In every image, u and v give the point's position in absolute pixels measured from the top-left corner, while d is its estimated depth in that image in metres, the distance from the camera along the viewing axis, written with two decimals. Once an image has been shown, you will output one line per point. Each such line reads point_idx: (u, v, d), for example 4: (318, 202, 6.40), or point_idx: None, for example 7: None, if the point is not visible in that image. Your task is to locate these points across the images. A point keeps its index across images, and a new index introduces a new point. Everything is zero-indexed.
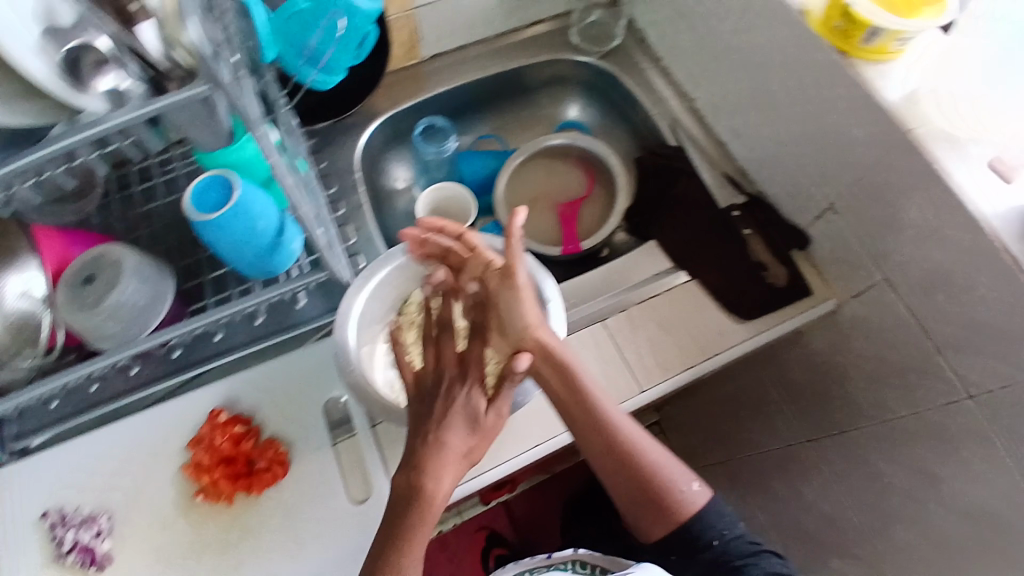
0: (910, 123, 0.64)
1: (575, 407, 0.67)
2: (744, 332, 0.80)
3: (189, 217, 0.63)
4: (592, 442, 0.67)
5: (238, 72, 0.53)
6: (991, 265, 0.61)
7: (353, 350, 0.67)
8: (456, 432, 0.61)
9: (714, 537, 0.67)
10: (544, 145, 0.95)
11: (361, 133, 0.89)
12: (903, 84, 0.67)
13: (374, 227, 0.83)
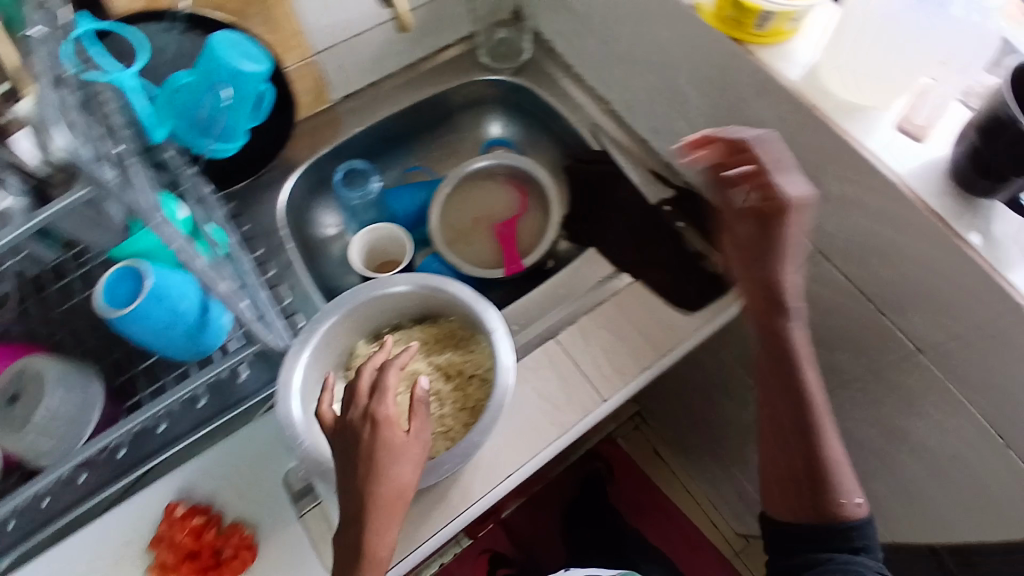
0: (812, 100, 0.65)
1: (772, 376, 0.70)
2: (695, 323, 0.80)
3: (104, 317, 0.61)
4: (771, 414, 0.70)
5: (124, 162, 0.54)
6: (915, 226, 0.62)
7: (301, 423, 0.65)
8: (401, 478, 0.58)
9: (860, 539, 0.66)
10: (470, 170, 0.93)
11: (282, 187, 0.87)
12: (804, 62, 0.67)
13: (308, 282, 0.81)
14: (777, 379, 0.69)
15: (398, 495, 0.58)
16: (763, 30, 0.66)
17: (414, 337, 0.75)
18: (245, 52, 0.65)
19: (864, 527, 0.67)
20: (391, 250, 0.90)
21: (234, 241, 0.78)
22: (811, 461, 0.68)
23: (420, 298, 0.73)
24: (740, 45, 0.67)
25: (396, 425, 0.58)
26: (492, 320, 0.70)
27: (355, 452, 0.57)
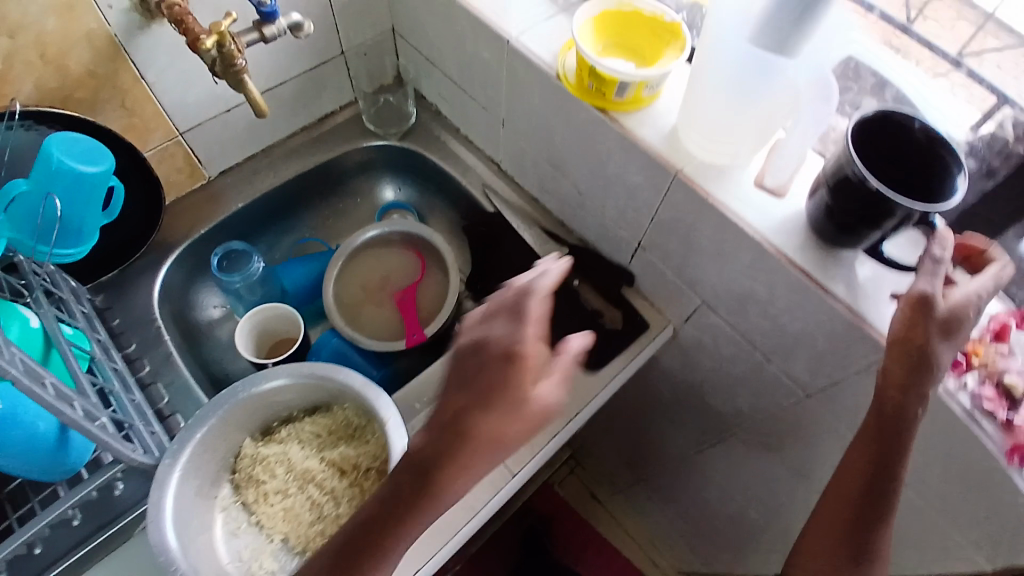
0: (676, 164, 0.67)
1: (882, 427, 0.54)
2: (597, 382, 0.80)
3: None
4: (853, 454, 0.57)
5: None
6: (785, 280, 0.64)
7: (177, 547, 0.59)
8: (515, 425, 0.45)
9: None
10: (361, 239, 0.91)
11: (154, 275, 0.80)
12: (664, 124, 0.69)
13: (189, 375, 0.76)
14: (885, 432, 0.54)
15: (493, 446, 0.45)
16: (625, 98, 0.67)
17: (306, 430, 0.71)
18: (86, 151, 0.61)
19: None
20: (282, 329, 0.86)
21: (101, 341, 0.72)
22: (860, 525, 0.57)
23: (305, 390, 0.70)
24: (604, 113, 0.68)
25: (531, 373, 0.46)
26: (382, 406, 0.66)
27: (469, 377, 0.46)
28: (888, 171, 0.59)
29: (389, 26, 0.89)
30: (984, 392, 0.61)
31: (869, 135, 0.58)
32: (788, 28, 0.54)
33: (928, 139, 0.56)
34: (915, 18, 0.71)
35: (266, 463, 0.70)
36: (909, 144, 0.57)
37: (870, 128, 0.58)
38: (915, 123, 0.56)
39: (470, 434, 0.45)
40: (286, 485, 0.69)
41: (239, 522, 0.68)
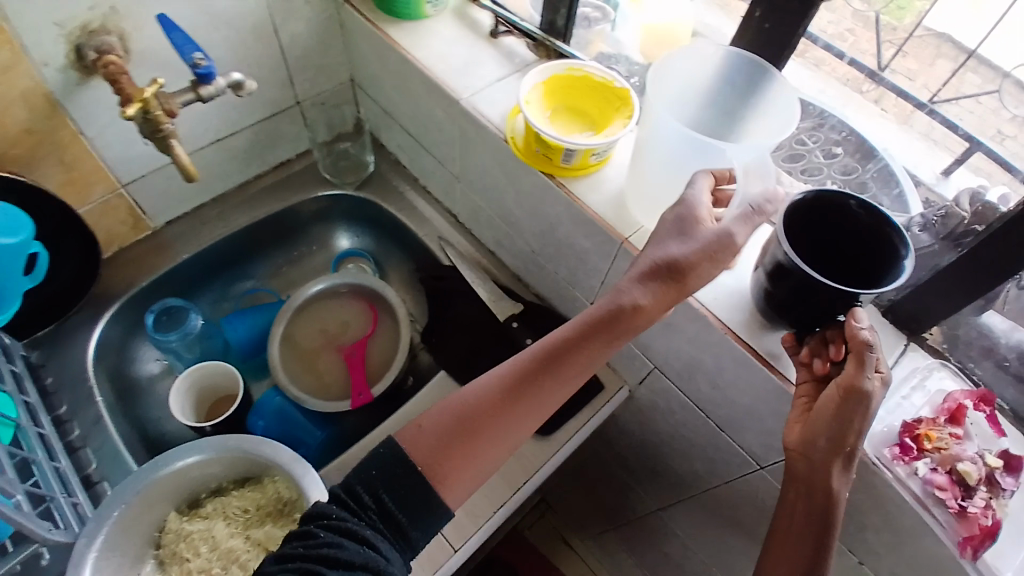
0: (621, 232, 0.64)
1: (802, 473, 0.54)
2: (547, 448, 0.77)
3: None
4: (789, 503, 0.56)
5: None
6: (731, 356, 0.62)
7: None
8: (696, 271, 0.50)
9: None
10: (310, 293, 0.89)
11: (90, 331, 0.77)
12: (612, 191, 0.66)
13: (119, 436, 0.73)
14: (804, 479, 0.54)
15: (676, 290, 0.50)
16: (573, 164, 0.65)
17: (232, 506, 0.69)
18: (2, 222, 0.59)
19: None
20: (224, 386, 0.84)
21: (28, 404, 0.69)
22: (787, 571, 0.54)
23: (232, 462, 0.69)
24: (551, 179, 0.66)
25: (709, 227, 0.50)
26: (311, 485, 0.64)
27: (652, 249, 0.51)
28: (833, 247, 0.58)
29: (348, 78, 0.89)
30: (932, 480, 0.59)
31: (809, 211, 0.56)
32: (732, 101, 0.59)
33: (869, 219, 0.54)
34: (889, 61, 0.64)
35: (190, 540, 0.68)
36: (850, 221, 0.56)
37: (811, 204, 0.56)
38: (852, 201, 0.55)
39: (684, 276, 0.49)
40: (209, 564, 0.67)
41: None
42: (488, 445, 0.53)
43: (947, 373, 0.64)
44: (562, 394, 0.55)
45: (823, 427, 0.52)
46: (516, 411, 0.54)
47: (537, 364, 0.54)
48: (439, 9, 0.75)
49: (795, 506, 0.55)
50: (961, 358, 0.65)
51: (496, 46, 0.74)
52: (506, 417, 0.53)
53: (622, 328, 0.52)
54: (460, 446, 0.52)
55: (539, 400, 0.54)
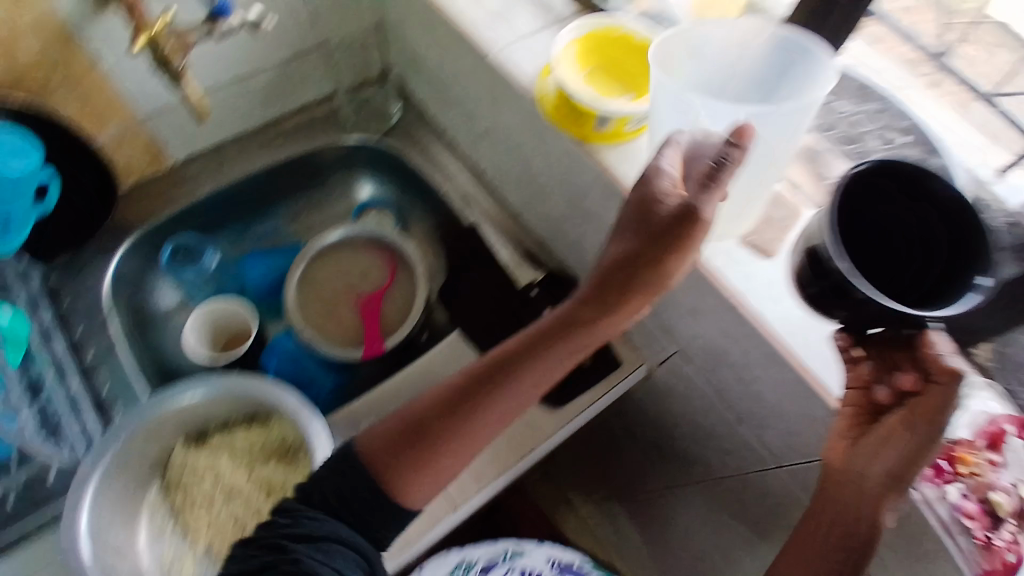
0: None
1: (849, 497, 0.52)
2: (558, 422, 0.75)
3: None
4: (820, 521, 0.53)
5: None
6: (760, 351, 0.58)
7: (91, 566, 0.58)
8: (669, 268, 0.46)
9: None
10: (327, 241, 0.87)
11: (106, 263, 0.77)
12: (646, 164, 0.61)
13: (131, 365, 0.72)
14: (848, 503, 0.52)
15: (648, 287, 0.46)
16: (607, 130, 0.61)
17: (238, 443, 0.69)
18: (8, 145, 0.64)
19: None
20: (236, 326, 0.83)
21: (43, 325, 0.71)
22: None
23: (240, 400, 0.69)
24: (580, 144, 0.62)
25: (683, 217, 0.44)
26: (315, 433, 0.64)
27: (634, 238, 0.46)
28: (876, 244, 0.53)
29: (375, 20, 0.84)
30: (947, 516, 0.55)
31: (884, 188, 0.52)
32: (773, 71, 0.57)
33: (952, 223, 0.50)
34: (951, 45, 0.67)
35: (196, 470, 0.69)
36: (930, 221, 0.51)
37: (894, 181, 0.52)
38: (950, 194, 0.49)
39: (662, 276, 0.46)
40: (213, 496, 0.67)
41: (164, 525, 0.68)
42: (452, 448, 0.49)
43: (993, 394, 0.58)
44: (535, 392, 0.50)
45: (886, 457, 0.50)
46: (482, 416, 0.50)
47: (504, 365, 0.49)
48: None
49: (826, 529, 0.53)
50: (1008, 380, 0.58)
51: None
52: (472, 424, 0.50)
53: (592, 322, 0.48)
54: (418, 456, 0.49)
55: (509, 401, 0.50)
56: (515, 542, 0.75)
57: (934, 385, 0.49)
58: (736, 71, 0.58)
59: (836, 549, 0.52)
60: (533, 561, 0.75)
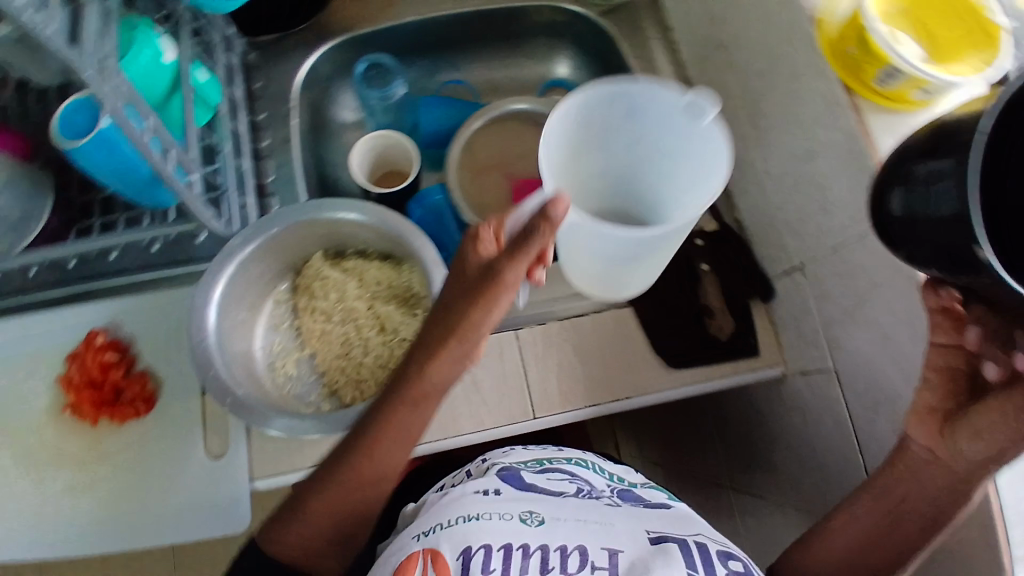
0: None
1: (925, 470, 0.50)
2: (668, 383, 0.70)
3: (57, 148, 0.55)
4: (889, 492, 0.53)
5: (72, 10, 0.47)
6: None
7: (214, 330, 0.62)
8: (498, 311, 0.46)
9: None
10: (509, 109, 0.83)
11: (304, 57, 0.77)
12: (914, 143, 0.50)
13: (297, 165, 0.74)
14: (924, 485, 0.50)
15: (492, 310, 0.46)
16: (883, 88, 0.50)
17: (369, 273, 0.71)
18: None
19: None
20: (400, 163, 0.83)
21: (233, 98, 0.72)
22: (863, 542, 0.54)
23: (384, 235, 0.69)
24: (847, 94, 0.52)
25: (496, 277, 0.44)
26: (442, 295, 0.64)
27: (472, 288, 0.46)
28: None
29: None
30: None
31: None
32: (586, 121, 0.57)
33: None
34: None
35: (325, 282, 0.71)
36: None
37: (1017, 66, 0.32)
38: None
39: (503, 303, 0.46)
40: (333, 312, 0.70)
41: (281, 319, 0.71)
42: (327, 498, 0.53)
43: None
44: (404, 447, 0.53)
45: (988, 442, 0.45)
46: (340, 486, 0.53)
47: (364, 441, 0.52)
48: None
49: (891, 494, 0.53)
50: None
51: None
52: (333, 492, 0.53)
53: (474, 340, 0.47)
54: (283, 526, 0.55)
55: (363, 470, 0.52)
56: (581, 455, 0.69)
57: None
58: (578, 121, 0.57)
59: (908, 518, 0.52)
60: (593, 479, 0.63)
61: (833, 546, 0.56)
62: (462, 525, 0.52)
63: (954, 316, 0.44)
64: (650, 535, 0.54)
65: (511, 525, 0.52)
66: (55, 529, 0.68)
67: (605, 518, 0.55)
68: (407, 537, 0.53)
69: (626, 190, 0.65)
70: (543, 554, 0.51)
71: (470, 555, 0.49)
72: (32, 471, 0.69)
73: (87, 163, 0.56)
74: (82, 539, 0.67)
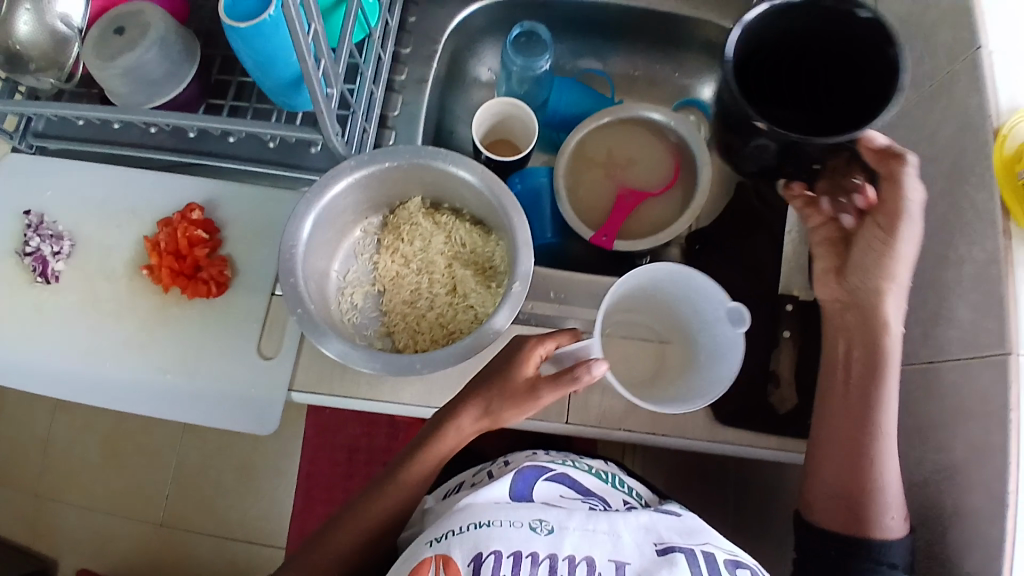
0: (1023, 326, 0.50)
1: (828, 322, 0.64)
2: (713, 436, 0.68)
3: (220, 22, 0.56)
4: (834, 401, 0.62)
5: None
6: (998, 544, 0.49)
7: (304, 244, 0.63)
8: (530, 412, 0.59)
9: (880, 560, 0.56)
10: (642, 116, 0.82)
11: (465, 5, 0.78)
12: None
13: (424, 106, 0.75)
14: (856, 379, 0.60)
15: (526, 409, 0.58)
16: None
17: (458, 233, 0.71)
18: None
19: (892, 548, 0.56)
20: (518, 138, 0.83)
21: (387, 26, 0.72)
22: (849, 471, 0.59)
23: (486, 204, 0.68)
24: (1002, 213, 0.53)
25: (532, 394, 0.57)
26: (520, 275, 0.62)
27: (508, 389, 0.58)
28: (803, 75, 0.62)
29: None
30: (908, 257, 0.59)
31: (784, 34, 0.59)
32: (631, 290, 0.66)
33: (869, 35, 0.55)
34: None
35: (414, 229, 0.71)
36: (855, 38, 0.56)
37: (789, 28, 0.59)
38: (862, 12, 0.54)
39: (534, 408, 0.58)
40: (413, 259, 0.71)
41: (365, 250, 0.73)
42: (361, 516, 0.62)
43: None
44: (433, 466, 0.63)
45: (875, 268, 0.60)
46: (374, 505, 0.62)
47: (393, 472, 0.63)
48: None
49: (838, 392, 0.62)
50: None
51: None
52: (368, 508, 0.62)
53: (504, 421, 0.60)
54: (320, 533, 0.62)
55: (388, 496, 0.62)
56: (607, 468, 0.69)
57: (885, 185, 0.58)
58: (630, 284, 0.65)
59: (853, 391, 0.60)
60: (611, 496, 0.63)
61: (825, 480, 0.61)
62: (472, 531, 0.49)
63: (808, 199, 0.65)
64: (658, 548, 0.49)
65: (521, 533, 0.49)
66: (106, 372, 0.72)
67: (613, 526, 0.51)
68: (418, 544, 0.51)
69: (635, 327, 0.71)
70: (552, 564, 0.48)
71: (480, 562, 0.47)
72: (99, 313, 0.74)
73: (237, 41, 0.57)
74: (130, 388, 0.71)
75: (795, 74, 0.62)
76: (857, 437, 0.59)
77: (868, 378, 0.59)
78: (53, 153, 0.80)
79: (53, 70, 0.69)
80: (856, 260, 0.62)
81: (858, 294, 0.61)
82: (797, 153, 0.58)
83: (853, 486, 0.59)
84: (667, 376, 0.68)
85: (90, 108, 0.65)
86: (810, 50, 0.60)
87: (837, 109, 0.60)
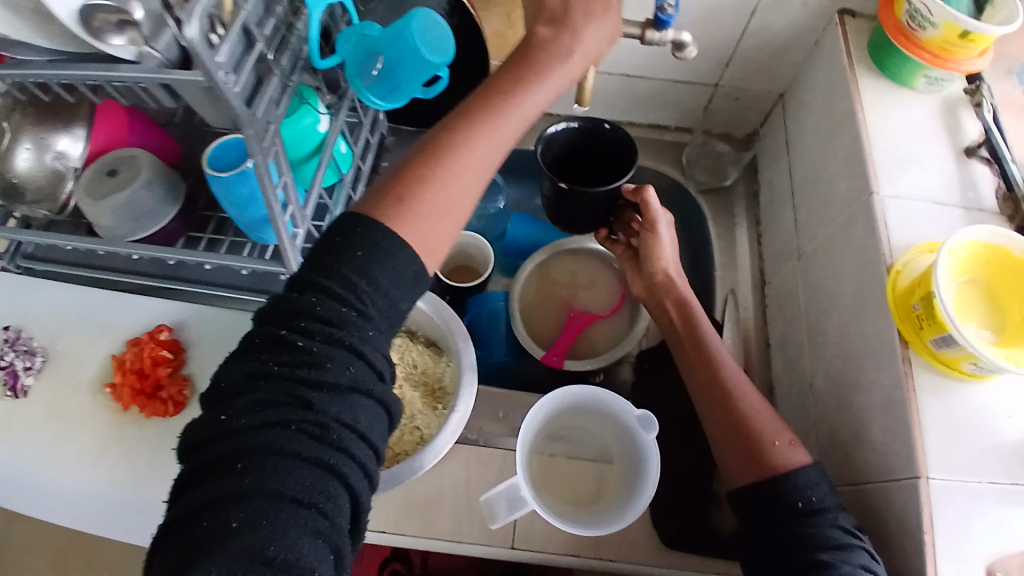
0: (922, 454, 0.53)
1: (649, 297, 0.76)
2: (659, 559, 0.68)
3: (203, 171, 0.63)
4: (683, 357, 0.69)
5: (285, 87, 0.57)
6: None
7: None
8: (597, 36, 0.53)
9: (798, 497, 0.55)
10: (588, 247, 0.89)
11: None
12: (966, 410, 0.55)
13: None
14: (686, 335, 0.70)
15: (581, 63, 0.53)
16: (936, 349, 0.54)
17: (411, 354, 0.75)
18: (439, 41, 0.60)
19: (801, 478, 0.56)
20: (477, 264, 0.90)
21: (360, 170, 0.82)
22: (729, 422, 0.62)
23: (436, 326, 0.74)
24: (900, 341, 0.57)
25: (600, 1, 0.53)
26: (467, 367, 0.69)
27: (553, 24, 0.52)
28: (590, 167, 0.77)
29: (780, 91, 0.85)
30: (669, 243, 0.74)
31: (568, 142, 0.75)
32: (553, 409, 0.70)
33: (614, 135, 0.72)
34: None
35: None
36: (608, 141, 0.73)
37: (568, 138, 0.74)
38: (604, 124, 0.72)
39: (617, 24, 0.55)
40: None
41: None
42: (433, 195, 0.45)
43: None
44: (461, 200, 0.47)
45: (651, 254, 0.74)
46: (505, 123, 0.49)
47: (488, 103, 0.49)
48: (935, 89, 0.68)
49: (687, 346, 0.69)
50: None
51: (957, 166, 0.65)
52: (485, 130, 0.48)
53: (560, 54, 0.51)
54: (423, 190, 0.45)
55: (494, 139, 0.48)
56: None
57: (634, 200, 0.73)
58: (554, 403, 0.70)
59: (694, 346, 0.68)
60: None
61: (712, 425, 0.63)
62: None
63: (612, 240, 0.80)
64: None
65: None
66: (55, 489, 0.72)
67: None
68: None
69: (568, 441, 0.74)
70: None
71: None
72: (58, 428, 0.75)
73: (220, 188, 0.65)
74: (77, 507, 0.71)
75: (578, 163, 0.77)
76: (713, 381, 0.65)
77: (693, 328, 0.69)
78: (38, 273, 0.86)
79: (47, 202, 0.74)
80: (642, 254, 0.76)
81: (654, 286, 0.75)
82: (595, 210, 0.72)
83: (743, 433, 0.60)
84: (607, 495, 0.70)
85: (77, 237, 0.71)
86: (588, 147, 0.75)
87: (614, 175, 0.75)
